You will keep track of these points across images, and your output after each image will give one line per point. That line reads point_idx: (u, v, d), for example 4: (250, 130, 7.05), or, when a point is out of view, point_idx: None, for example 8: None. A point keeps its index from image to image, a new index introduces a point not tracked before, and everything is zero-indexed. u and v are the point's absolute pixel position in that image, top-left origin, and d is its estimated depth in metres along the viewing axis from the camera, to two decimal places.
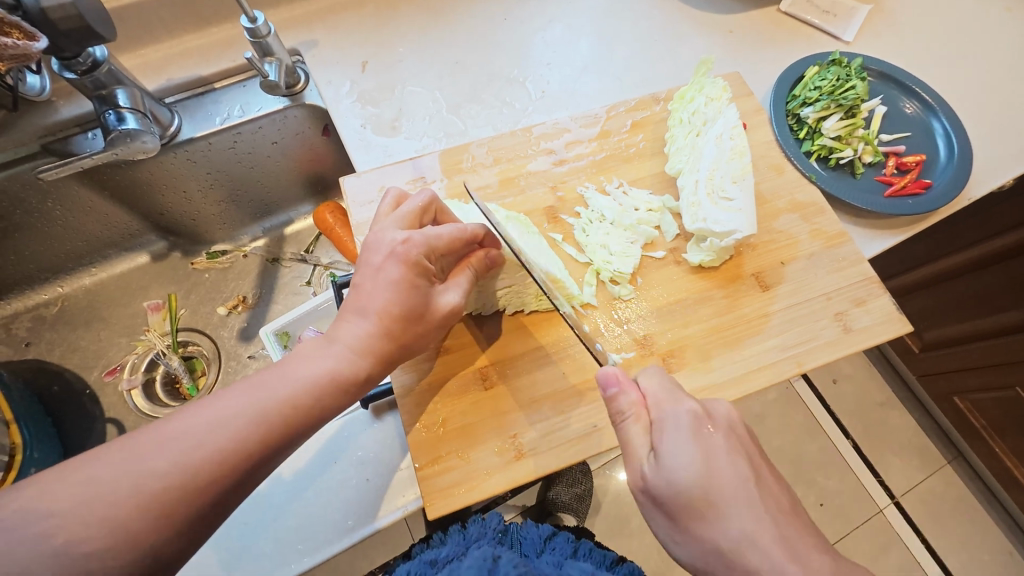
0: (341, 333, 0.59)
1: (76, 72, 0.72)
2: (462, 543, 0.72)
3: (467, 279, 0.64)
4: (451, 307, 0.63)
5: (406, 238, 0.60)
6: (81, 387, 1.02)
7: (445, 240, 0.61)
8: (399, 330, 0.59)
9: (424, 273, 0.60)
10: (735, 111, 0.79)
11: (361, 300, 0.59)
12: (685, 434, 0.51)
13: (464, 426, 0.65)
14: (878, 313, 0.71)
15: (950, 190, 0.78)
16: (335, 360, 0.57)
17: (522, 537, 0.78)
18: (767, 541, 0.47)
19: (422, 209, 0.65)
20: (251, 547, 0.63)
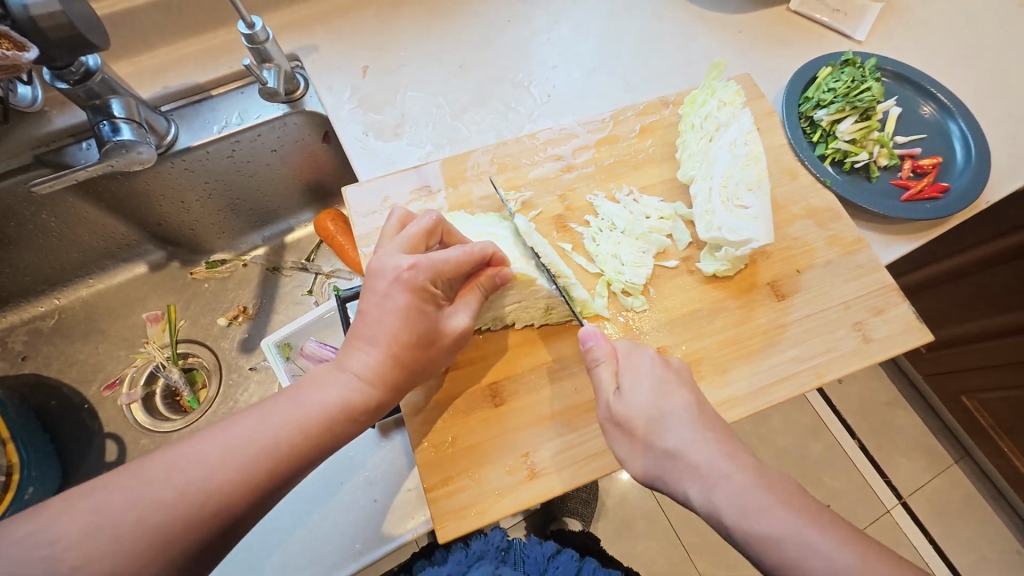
0: (350, 361, 0.57)
1: (68, 82, 0.69)
2: (465, 561, 0.70)
3: (476, 300, 0.63)
4: (461, 330, 0.61)
5: (413, 263, 0.58)
6: (80, 401, 1.00)
7: (451, 264, 0.59)
8: (409, 357, 0.57)
9: (430, 297, 0.59)
10: (749, 115, 0.77)
11: (367, 328, 0.57)
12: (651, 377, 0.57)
13: (474, 445, 0.63)
14: (897, 322, 0.69)
15: (968, 193, 0.76)
16: (346, 389, 0.55)
17: (525, 555, 0.76)
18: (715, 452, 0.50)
19: (428, 231, 0.62)
20: (258, 571, 0.62)
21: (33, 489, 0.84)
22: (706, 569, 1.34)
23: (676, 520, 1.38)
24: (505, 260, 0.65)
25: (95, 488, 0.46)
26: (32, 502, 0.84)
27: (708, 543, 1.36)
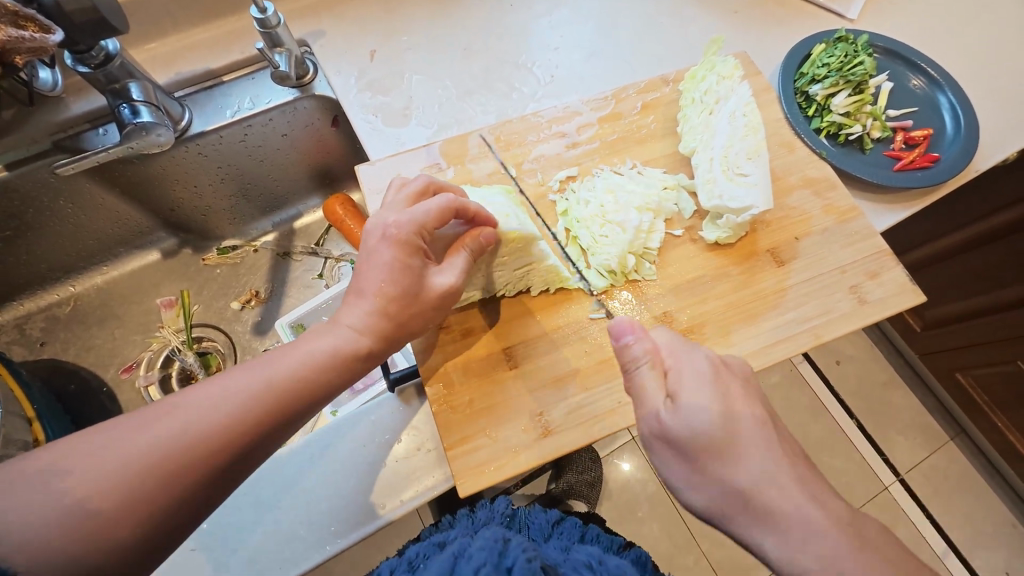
0: (342, 316, 0.60)
1: (88, 66, 0.71)
2: (471, 526, 0.71)
3: (462, 259, 0.65)
4: (448, 288, 0.63)
5: (396, 220, 0.61)
6: (98, 385, 1.03)
7: (433, 218, 0.62)
8: (397, 309, 0.60)
9: (417, 254, 0.61)
10: (747, 88, 0.80)
11: (358, 283, 0.61)
12: (702, 380, 0.53)
13: (493, 405, 0.66)
14: (891, 285, 0.73)
15: (957, 162, 0.79)
16: (338, 338, 0.59)
17: (530, 522, 0.78)
18: (788, 480, 0.49)
19: (420, 193, 0.66)
20: (285, 531, 0.63)
21: None
22: (707, 543, 1.37)
23: None
24: (486, 217, 0.68)
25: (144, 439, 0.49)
26: None
27: None
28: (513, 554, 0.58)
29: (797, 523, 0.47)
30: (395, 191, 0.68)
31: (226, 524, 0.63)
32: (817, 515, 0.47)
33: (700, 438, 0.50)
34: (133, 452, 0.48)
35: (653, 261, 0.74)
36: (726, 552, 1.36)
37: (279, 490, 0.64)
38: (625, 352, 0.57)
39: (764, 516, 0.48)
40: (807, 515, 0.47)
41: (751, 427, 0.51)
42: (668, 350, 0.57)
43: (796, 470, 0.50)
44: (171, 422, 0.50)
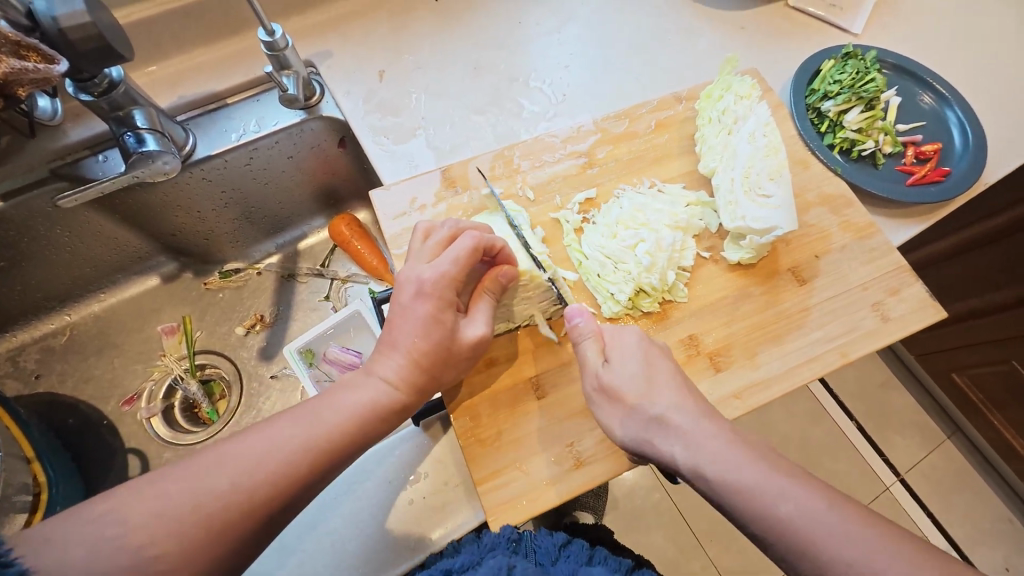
0: (376, 367, 0.59)
1: (91, 94, 0.69)
2: (477, 553, 0.57)
3: (488, 305, 0.64)
4: (478, 339, 0.62)
5: (428, 274, 0.60)
6: (98, 418, 0.98)
7: (461, 267, 0.60)
8: (430, 362, 0.59)
9: (448, 306, 0.60)
10: (766, 108, 0.80)
11: (391, 336, 0.60)
12: (634, 347, 0.62)
13: (522, 437, 0.64)
14: (913, 301, 0.73)
15: (968, 176, 0.80)
16: (373, 392, 0.57)
17: (536, 546, 0.68)
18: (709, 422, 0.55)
19: (447, 239, 0.64)
20: (311, 575, 0.60)
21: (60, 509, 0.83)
22: (718, 555, 1.37)
23: (685, 508, 1.41)
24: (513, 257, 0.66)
25: (177, 491, 0.48)
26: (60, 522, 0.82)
27: (718, 530, 1.39)
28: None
29: (714, 451, 0.52)
30: (421, 237, 0.66)
31: (250, 570, 0.60)
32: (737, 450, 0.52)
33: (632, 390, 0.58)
34: (168, 508, 0.46)
35: (687, 282, 0.73)
36: (735, 562, 1.36)
37: (305, 532, 0.62)
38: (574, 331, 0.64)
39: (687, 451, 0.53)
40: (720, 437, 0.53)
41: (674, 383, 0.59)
42: (612, 333, 0.64)
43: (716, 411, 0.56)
44: (203, 472, 0.49)
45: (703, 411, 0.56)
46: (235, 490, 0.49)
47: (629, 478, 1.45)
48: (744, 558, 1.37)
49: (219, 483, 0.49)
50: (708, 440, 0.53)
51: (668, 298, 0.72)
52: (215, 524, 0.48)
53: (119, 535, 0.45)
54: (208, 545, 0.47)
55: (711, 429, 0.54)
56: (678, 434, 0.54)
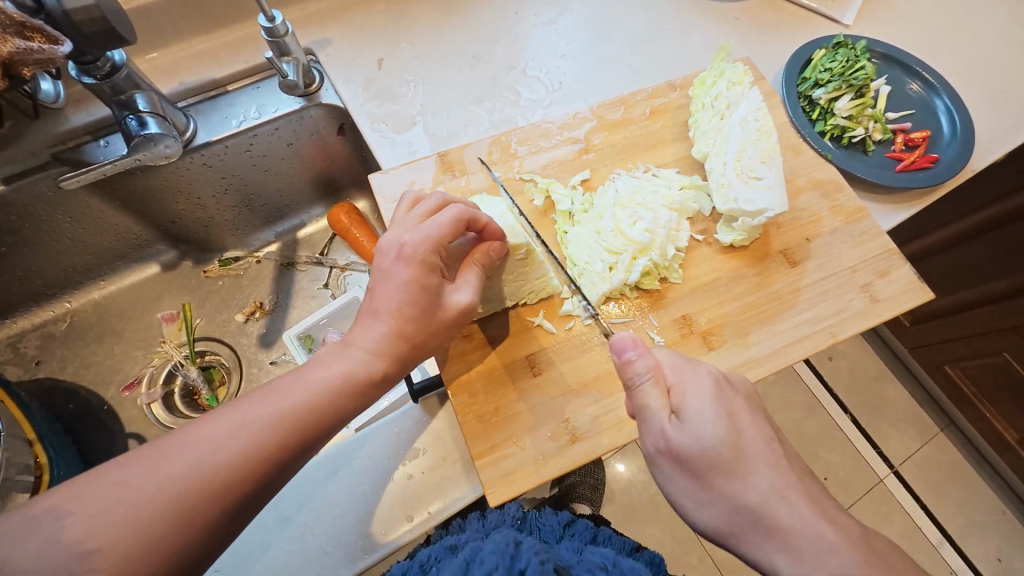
0: (358, 337, 0.59)
1: (94, 77, 0.70)
2: (480, 530, 0.65)
3: (474, 276, 0.64)
4: (462, 305, 0.62)
5: (412, 238, 0.60)
6: (98, 404, 0.99)
7: (446, 234, 0.61)
8: (412, 328, 0.59)
9: (432, 273, 0.61)
10: (758, 94, 0.81)
11: (374, 302, 0.60)
12: (708, 398, 0.53)
13: (518, 413, 0.65)
14: (901, 283, 0.74)
15: (955, 162, 0.81)
16: (353, 360, 0.58)
17: (542, 524, 0.75)
18: (797, 497, 0.49)
19: (433, 210, 0.65)
20: (312, 547, 0.61)
21: None
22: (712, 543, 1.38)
23: None
24: (499, 232, 0.67)
25: (182, 457, 0.49)
26: None
27: None
28: (525, 557, 0.54)
29: (809, 540, 0.47)
30: (408, 207, 0.67)
31: (251, 542, 0.62)
32: (827, 529, 0.48)
33: (705, 456, 0.51)
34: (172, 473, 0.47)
35: (680, 263, 0.74)
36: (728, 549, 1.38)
37: (305, 507, 0.63)
38: (628, 369, 0.56)
39: (773, 536, 0.48)
40: (816, 528, 0.48)
41: (756, 440, 0.51)
42: (671, 367, 0.56)
43: (802, 484, 0.50)
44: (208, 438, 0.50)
45: (794, 484, 0.50)
46: (238, 458, 0.50)
47: (624, 467, 1.47)
48: None
49: (223, 450, 0.50)
50: (824, 524, 0.48)
51: (663, 277, 0.74)
52: (220, 488, 0.49)
53: (126, 499, 0.46)
54: (214, 508, 0.49)
55: (802, 507, 0.49)
56: (766, 522, 0.48)
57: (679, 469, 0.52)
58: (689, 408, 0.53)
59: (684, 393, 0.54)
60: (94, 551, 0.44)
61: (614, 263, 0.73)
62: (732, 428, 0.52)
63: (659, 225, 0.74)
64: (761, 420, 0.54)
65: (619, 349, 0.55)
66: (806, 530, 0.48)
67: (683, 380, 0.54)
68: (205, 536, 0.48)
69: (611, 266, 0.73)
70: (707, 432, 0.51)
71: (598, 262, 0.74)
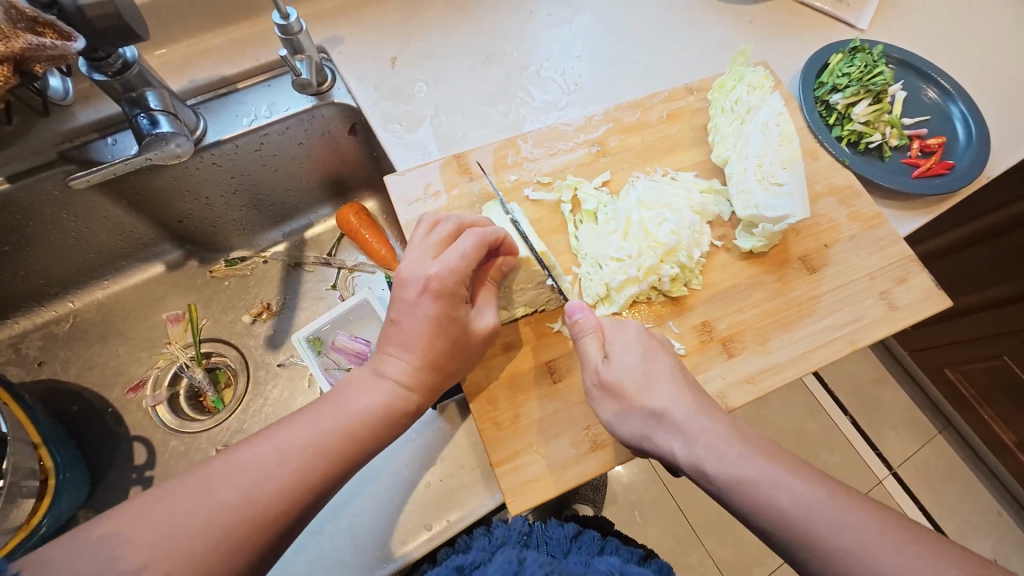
0: (385, 367, 0.58)
1: (104, 74, 0.68)
2: (488, 548, 0.61)
3: (495, 296, 0.65)
4: (492, 327, 0.63)
5: (438, 271, 0.58)
6: (103, 405, 0.97)
7: (470, 261, 0.60)
8: (442, 358, 0.59)
9: (459, 302, 0.60)
10: (779, 98, 0.80)
11: (401, 336, 0.59)
12: (632, 341, 0.62)
13: (537, 421, 0.65)
14: (918, 290, 0.74)
15: (971, 169, 0.81)
16: (386, 384, 0.57)
17: (547, 538, 0.69)
18: (705, 414, 0.56)
19: (449, 235, 0.63)
20: (330, 554, 0.60)
21: (66, 495, 0.82)
22: (714, 546, 1.38)
23: (683, 500, 1.42)
24: (514, 248, 0.66)
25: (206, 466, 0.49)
26: (65, 508, 0.82)
27: (714, 521, 1.40)
28: (529, 571, 0.56)
29: (716, 447, 0.53)
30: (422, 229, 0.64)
31: None
32: (740, 441, 0.53)
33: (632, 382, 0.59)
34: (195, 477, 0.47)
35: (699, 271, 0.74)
36: (730, 551, 1.38)
37: (323, 514, 0.62)
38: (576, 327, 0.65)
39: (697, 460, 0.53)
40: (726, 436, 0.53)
41: (669, 373, 0.60)
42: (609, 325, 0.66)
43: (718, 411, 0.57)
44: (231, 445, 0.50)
45: (704, 405, 0.57)
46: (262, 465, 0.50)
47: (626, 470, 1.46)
48: (737, 546, 1.38)
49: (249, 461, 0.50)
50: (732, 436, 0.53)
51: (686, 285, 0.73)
52: (244, 498, 0.48)
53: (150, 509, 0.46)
54: (244, 526, 0.48)
55: (720, 426, 0.54)
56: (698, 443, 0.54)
57: (609, 393, 0.60)
58: (618, 345, 0.62)
59: (627, 334, 0.63)
60: (119, 563, 0.43)
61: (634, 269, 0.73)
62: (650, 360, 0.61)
63: (683, 227, 0.73)
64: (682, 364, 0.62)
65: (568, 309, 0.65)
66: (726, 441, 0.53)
67: (615, 331, 0.64)
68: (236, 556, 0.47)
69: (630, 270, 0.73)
70: (631, 365, 0.60)
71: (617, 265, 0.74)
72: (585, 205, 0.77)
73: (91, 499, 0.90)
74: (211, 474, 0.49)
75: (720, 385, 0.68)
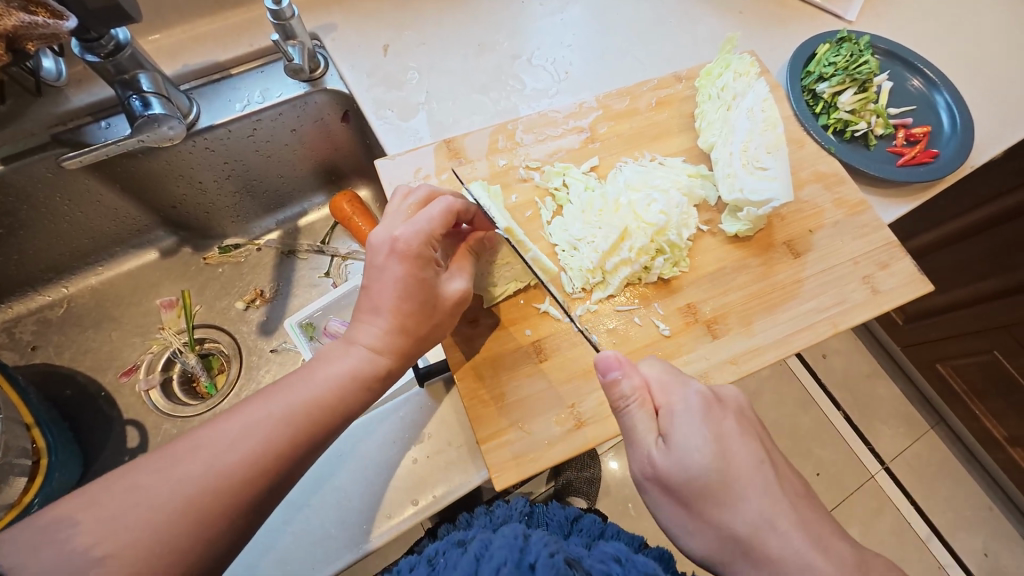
0: (358, 335, 0.59)
1: (97, 55, 0.69)
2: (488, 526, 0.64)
3: (468, 263, 0.65)
4: (462, 292, 0.63)
5: (405, 233, 0.59)
6: (96, 390, 0.98)
7: (438, 225, 0.60)
8: (410, 331, 0.59)
9: (427, 265, 0.60)
10: (764, 84, 0.81)
11: (372, 301, 0.59)
12: (695, 418, 0.54)
13: (524, 399, 0.66)
14: (901, 275, 0.75)
15: (955, 157, 0.82)
16: (372, 359, 0.58)
17: (549, 519, 0.73)
18: (787, 525, 0.51)
19: (421, 204, 0.64)
20: (317, 528, 0.61)
21: (58, 476, 0.83)
22: None
23: None
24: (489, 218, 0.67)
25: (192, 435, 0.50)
26: (57, 489, 0.83)
27: None
28: (534, 550, 0.52)
29: (797, 568, 0.49)
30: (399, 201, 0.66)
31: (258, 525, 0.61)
32: (817, 560, 0.49)
33: (702, 477, 0.52)
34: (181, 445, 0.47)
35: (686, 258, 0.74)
36: None
37: (311, 489, 0.63)
38: (614, 390, 0.57)
39: None
40: (805, 556, 0.49)
41: (745, 465, 0.53)
42: (660, 386, 0.57)
43: (795, 512, 0.52)
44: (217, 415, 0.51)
45: (778, 500, 0.52)
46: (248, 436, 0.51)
47: (618, 461, 1.47)
48: None
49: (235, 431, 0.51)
50: (809, 552, 0.50)
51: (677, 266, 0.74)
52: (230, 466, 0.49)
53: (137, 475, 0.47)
54: (229, 494, 0.49)
55: (796, 538, 0.50)
56: (777, 559, 0.50)
57: (669, 485, 0.54)
58: (682, 429, 0.54)
59: (690, 412, 0.55)
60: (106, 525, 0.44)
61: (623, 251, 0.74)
62: (721, 452, 0.53)
63: (672, 207, 0.74)
64: (755, 440, 0.55)
65: (605, 369, 0.56)
66: (801, 556, 0.50)
67: (672, 401, 0.56)
68: (223, 523, 0.49)
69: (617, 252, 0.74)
70: (697, 455, 0.53)
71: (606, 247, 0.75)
72: (575, 188, 0.78)
73: (84, 482, 0.91)
74: (199, 442, 0.50)
75: (704, 365, 0.69)
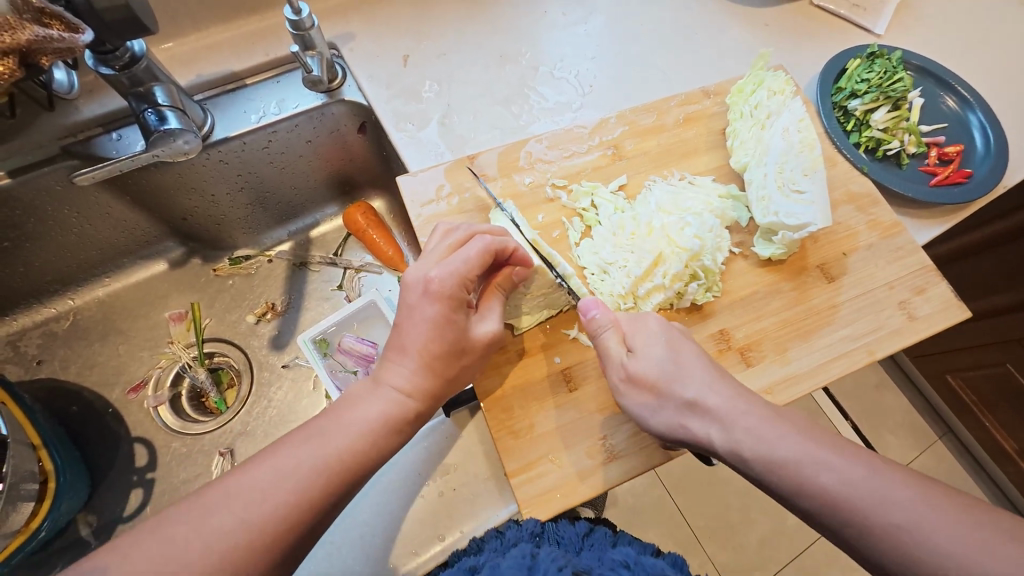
0: (386, 376, 0.57)
1: (112, 68, 0.66)
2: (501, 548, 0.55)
3: (500, 304, 0.63)
4: (492, 334, 0.61)
5: (442, 274, 0.57)
6: (103, 406, 0.95)
7: (474, 266, 0.59)
8: (440, 362, 0.57)
9: (460, 307, 0.58)
10: (800, 105, 0.80)
11: (402, 340, 0.57)
12: (656, 335, 0.61)
13: (553, 430, 0.64)
14: (938, 300, 0.73)
15: (989, 178, 0.80)
16: (400, 390, 0.56)
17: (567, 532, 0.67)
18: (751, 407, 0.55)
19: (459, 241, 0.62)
20: (340, 565, 0.59)
21: (65, 499, 0.80)
22: (716, 551, 1.37)
23: (684, 503, 1.41)
24: (527, 258, 0.65)
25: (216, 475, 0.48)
26: (64, 512, 0.80)
27: (716, 525, 1.39)
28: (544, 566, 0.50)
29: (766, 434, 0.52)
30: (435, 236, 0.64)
31: None
32: (783, 426, 0.52)
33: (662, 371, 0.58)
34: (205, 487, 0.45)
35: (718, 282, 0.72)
36: (732, 557, 1.36)
37: (335, 523, 0.61)
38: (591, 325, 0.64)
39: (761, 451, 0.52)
40: (774, 429, 0.52)
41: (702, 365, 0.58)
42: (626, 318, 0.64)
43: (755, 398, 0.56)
44: None
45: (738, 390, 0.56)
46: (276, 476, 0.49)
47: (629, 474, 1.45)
48: (739, 551, 1.37)
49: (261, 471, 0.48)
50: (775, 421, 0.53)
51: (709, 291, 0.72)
52: (256, 509, 0.47)
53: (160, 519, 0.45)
54: (256, 538, 0.47)
55: (764, 415, 0.53)
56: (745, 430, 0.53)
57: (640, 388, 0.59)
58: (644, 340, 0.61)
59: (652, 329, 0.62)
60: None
61: (654, 275, 0.72)
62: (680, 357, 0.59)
63: (705, 231, 0.72)
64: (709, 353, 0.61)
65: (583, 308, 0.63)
66: (772, 427, 0.53)
67: (635, 325, 0.63)
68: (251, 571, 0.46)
69: (647, 277, 0.72)
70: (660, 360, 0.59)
71: (635, 271, 0.73)
72: (604, 208, 0.76)
73: (91, 502, 0.88)
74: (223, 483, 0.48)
75: None
